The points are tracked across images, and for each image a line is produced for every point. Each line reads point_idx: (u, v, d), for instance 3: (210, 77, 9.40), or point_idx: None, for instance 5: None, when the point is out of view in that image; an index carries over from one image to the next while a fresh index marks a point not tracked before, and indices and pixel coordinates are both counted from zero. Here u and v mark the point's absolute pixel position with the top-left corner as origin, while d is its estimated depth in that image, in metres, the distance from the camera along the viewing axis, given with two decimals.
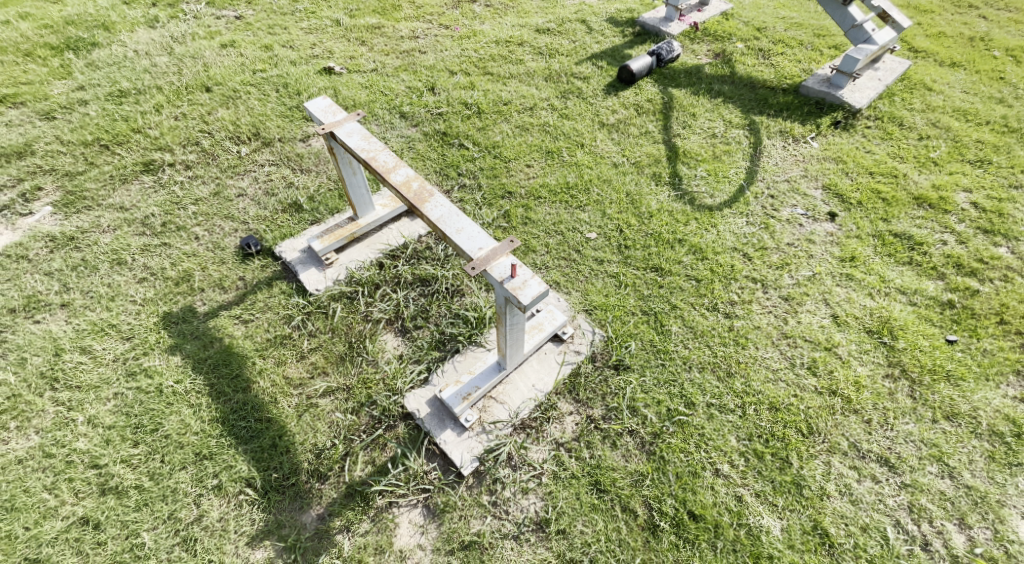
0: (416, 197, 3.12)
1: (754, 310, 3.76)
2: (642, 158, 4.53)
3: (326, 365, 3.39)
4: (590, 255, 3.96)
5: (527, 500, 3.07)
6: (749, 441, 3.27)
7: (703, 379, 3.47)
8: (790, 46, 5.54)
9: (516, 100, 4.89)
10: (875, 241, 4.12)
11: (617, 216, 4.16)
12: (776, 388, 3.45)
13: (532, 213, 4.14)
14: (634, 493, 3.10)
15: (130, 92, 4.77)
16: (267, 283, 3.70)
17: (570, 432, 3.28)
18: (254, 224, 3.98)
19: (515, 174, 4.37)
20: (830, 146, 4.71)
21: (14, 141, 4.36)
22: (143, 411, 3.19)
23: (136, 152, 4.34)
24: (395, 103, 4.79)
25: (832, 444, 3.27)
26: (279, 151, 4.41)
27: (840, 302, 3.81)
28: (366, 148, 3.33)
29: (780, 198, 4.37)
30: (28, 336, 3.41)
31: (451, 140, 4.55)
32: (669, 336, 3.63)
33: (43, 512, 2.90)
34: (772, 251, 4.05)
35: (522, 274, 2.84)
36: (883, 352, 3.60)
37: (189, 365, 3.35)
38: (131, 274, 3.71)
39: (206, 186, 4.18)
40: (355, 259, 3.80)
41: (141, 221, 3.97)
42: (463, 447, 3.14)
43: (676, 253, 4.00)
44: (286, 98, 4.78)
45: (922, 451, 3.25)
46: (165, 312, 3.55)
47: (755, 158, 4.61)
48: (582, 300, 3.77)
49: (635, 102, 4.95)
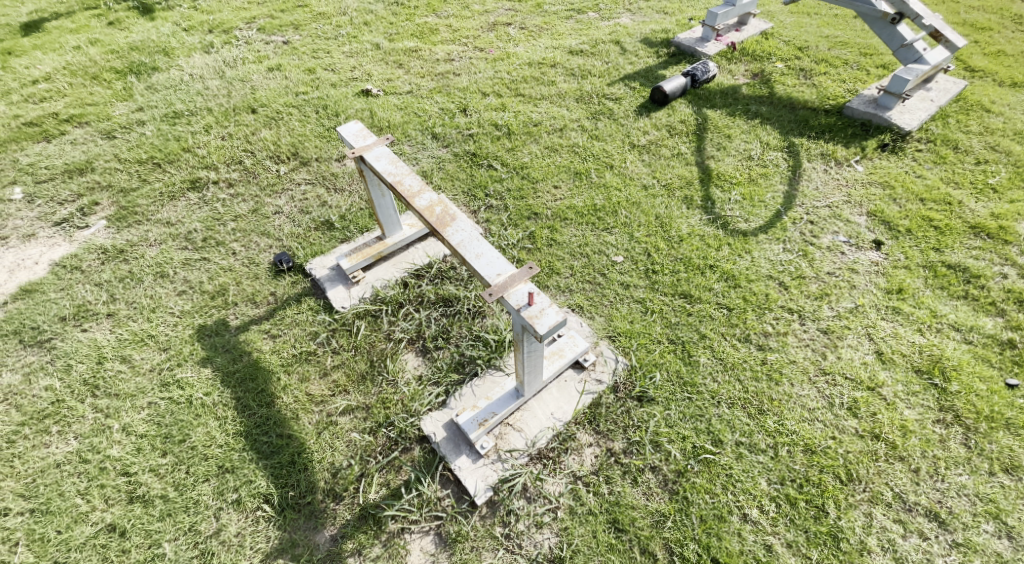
0: (438, 221, 3.17)
1: (789, 343, 3.64)
2: (673, 180, 4.44)
3: (347, 383, 3.45)
4: (616, 279, 3.91)
5: (541, 535, 3.04)
6: (780, 485, 3.18)
7: (732, 415, 3.38)
8: (835, 65, 5.35)
9: (547, 121, 4.89)
10: (926, 273, 3.91)
11: (646, 240, 4.09)
12: (811, 429, 3.33)
13: (557, 234, 4.11)
14: (654, 534, 3.04)
15: (183, 113, 5.03)
16: (296, 300, 3.80)
17: (588, 465, 3.25)
18: (287, 241, 4.10)
19: (542, 196, 4.35)
20: (877, 170, 4.51)
21: (77, 159, 4.66)
22: (173, 422, 3.32)
23: (184, 170, 4.56)
24: (428, 124, 4.87)
25: (874, 494, 3.14)
26: (315, 171, 4.55)
27: (885, 337, 3.65)
28: (393, 172, 3.41)
29: (821, 224, 4.21)
30: (75, 344, 3.61)
31: (480, 160, 4.59)
32: (697, 367, 3.56)
33: (75, 516, 3.04)
34: (810, 281, 3.91)
35: (539, 302, 2.85)
36: (934, 394, 3.43)
37: (218, 378, 3.47)
38: (173, 287, 3.89)
39: (246, 203, 4.35)
40: (381, 277, 3.87)
41: (184, 236, 4.15)
42: (477, 475, 3.14)
43: (706, 279, 3.91)
44: (324, 119, 4.93)
45: (977, 507, 3.09)
46: (199, 325, 3.69)
47: (794, 183, 4.46)
48: (606, 326, 3.72)
49: (668, 123, 4.87)
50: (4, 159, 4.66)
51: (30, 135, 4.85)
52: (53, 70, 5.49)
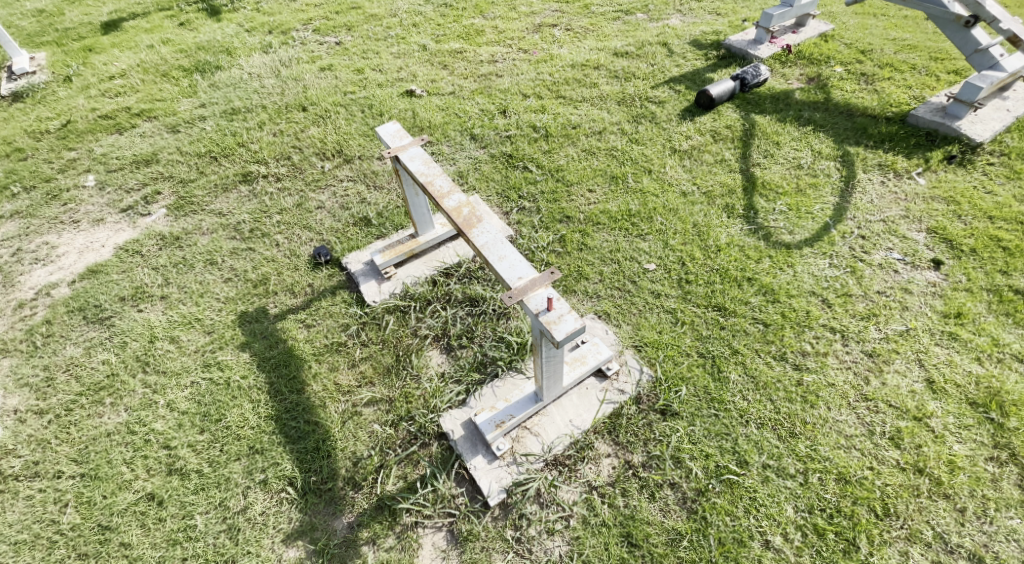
0: (465, 222, 3.20)
1: (828, 364, 3.53)
2: (715, 188, 4.31)
3: (373, 376, 3.55)
4: (647, 287, 3.83)
5: (552, 542, 3.04)
6: (808, 513, 3.09)
7: (760, 436, 3.30)
8: (900, 70, 5.04)
9: (586, 124, 4.85)
10: (990, 297, 3.71)
11: (680, 248, 3.99)
12: (847, 457, 3.23)
13: (589, 239, 4.07)
14: (668, 552, 2.99)
15: (240, 110, 5.29)
16: (331, 292, 3.94)
17: (605, 476, 3.22)
18: (327, 235, 4.25)
19: (576, 199, 4.32)
20: (941, 183, 4.23)
21: (145, 150, 4.98)
22: (211, 401, 3.51)
23: (238, 164, 4.80)
24: (468, 125, 4.93)
25: (912, 531, 3.02)
26: (357, 168, 4.69)
27: (938, 365, 3.50)
28: (425, 172, 3.47)
29: (874, 239, 4.01)
30: (131, 323, 3.87)
31: (516, 162, 4.60)
32: (726, 384, 3.47)
33: (120, 483, 3.26)
34: (857, 299, 3.76)
35: (558, 308, 2.83)
36: (989, 430, 3.29)
37: (255, 363, 3.64)
38: (220, 273, 4.10)
39: (291, 197, 4.53)
40: (412, 274, 3.95)
41: (234, 226, 4.38)
42: (491, 475, 3.17)
43: (743, 292, 3.79)
44: (368, 118, 5.08)
45: None
46: (241, 311, 3.88)
47: (847, 194, 4.23)
48: (632, 335, 3.65)
49: (713, 128, 4.72)
50: (81, 149, 5.04)
51: (105, 127, 5.23)
52: (129, 67, 5.89)
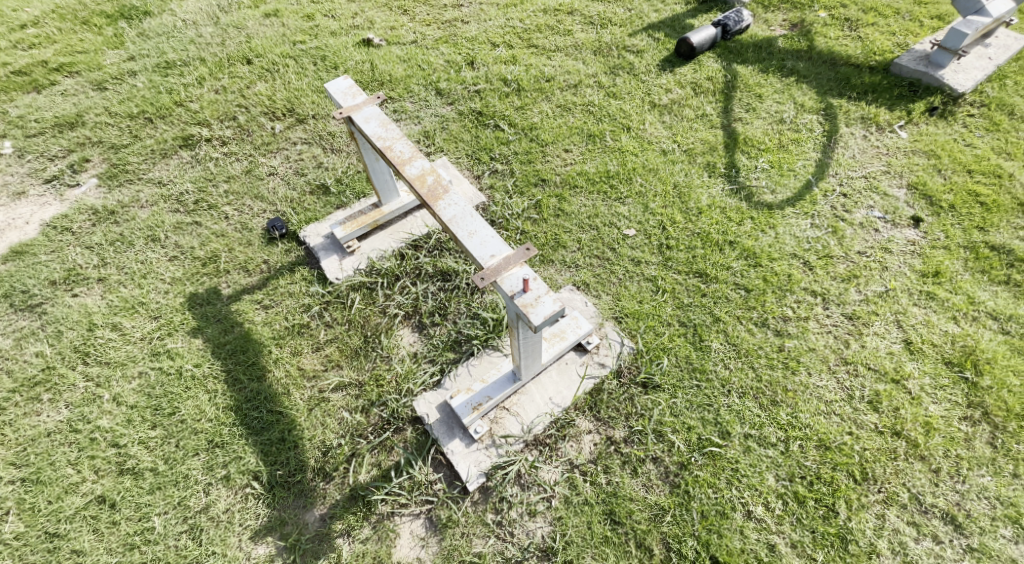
0: (430, 193, 2.93)
1: (810, 329, 3.46)
2: (696, 145, 4.11)
3: (340, 358, 3.33)
4: (627, 255, 3.66)
5: (534, 523, 2.93)
6: (789, 481, 3.05)
7: (742, 405, 3.23)
8: (883, 15, 4.84)
9: (560, 76, 4.54)
10: (966, 255, 3.68)
11: (661, 211, 3.81)
12: (828, 422, 3.19)
13: (566, 204, 3.85)
14: (651, 528, 2.92)
15: (176, 63, 4.77)
16: (290, 269, 3.65)
17: (586, 453, 3.11)
18: (282, 205, 3.92)
19: (551, 160, 4.07)
20: (922, 137, 4.13)
21: (68, 111, 4.47)
22: (163, 393, 3.24)
23: (177, 126, 4.36)
24: (432, 78, 4.56)
25: (889, 495, 3.01)
26: (312, 129, 4.32)
27: (916, 325, 3.47)
28: (383, 136, 3.16)
29: (855, 197, 3.90)
30: (66, 309, 3.52)
31: (486, 120, 4.29)
32: (708, 353, 3.37)
33: (66, 487, 3.01)
34: (838, 261, 3.68)
35: (535, 289, 2.63)
36: (963, 389, 3.27)
37: (209, 350, 3.37)
38: (164, 251, 3.75)
39: (239, 163, 4.15)
40: (378, 247, 3.69)
41: (176, 197, 3.99)
42: (470, 460, 3.02)
43: (724, 257, 3.66)
44: (322, 72, 4.65)
45: (996, 511, 2.95)
46: (190, 293, 3.57)
47: (829, 150, 4.09)
48: (612, 306, 3.50)
49: (693, 80, 4.48)
50: None
51: (20, 84, 4.65)
52: (42, 13, 5.23)
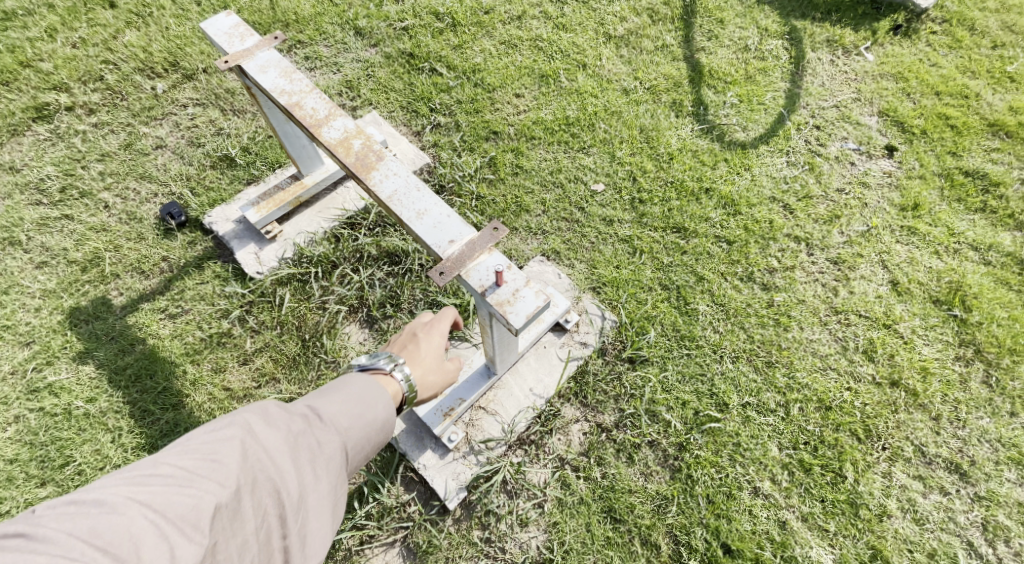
0: (359, 162, 2.34)
1: (796, 280, 3.20)
2: (659, 80, 3.67)
3: (275, 370, 2.76)
4: (598, 214, 3.27)
5: (527, 534, 2.58)
6: (793, 449, 2.83)
7: (736, 371, 2.96)
8: None
9: (500, 7, 3.93)
10: (942, 183, 3.49)
11: (630, 160, 3.41)
12: (825, 380, 2.99)
13: (523, 159, 3.38)
14: (656, 522, 2.63)
15: (14, 11, 3.78)
16: (197, 265, 3.00)
17: (576, 446, 2.78)
18: (177, 186, 3.20)
19: (502, 107, 3.55)
20: (889, 58, 3.86)
21: None
22: (50, 440, 2.59)
23: (26, 94, 3.47)
24: (348, 15, 3.84)
25: (893, 451, 2.85)
26: (204, 87, 3.54)
27: (900, 264, 3.27)
28: (287, 91, 2.51)
29: (828, 129, 3.62)
30: None
31: (420, 64, 3.68)
32: (695, 318, 3.06)
33: None
34: (818, 201, 3.41)
35: (510, 282, 2.16)
36: (953, 328, 3.12)
37: (105, 378, 2.72)
38: (28, 257, 2.99)
39: (115, 136, 3.36)
40: (304, 230, 3.09)
41: (35, 186, 3.18)
42: (446, 473, 2.62)
43: (702, 207, 3.31)
44: (210, 14, 3.82)
45: (999, 453, 2.84)
46: (71, 308, 2.87)
47: (798, 78, 3.76)
48: (588, 275, 3.13)
49: (649, 5, 3.98)
50: None
51: None
52: None
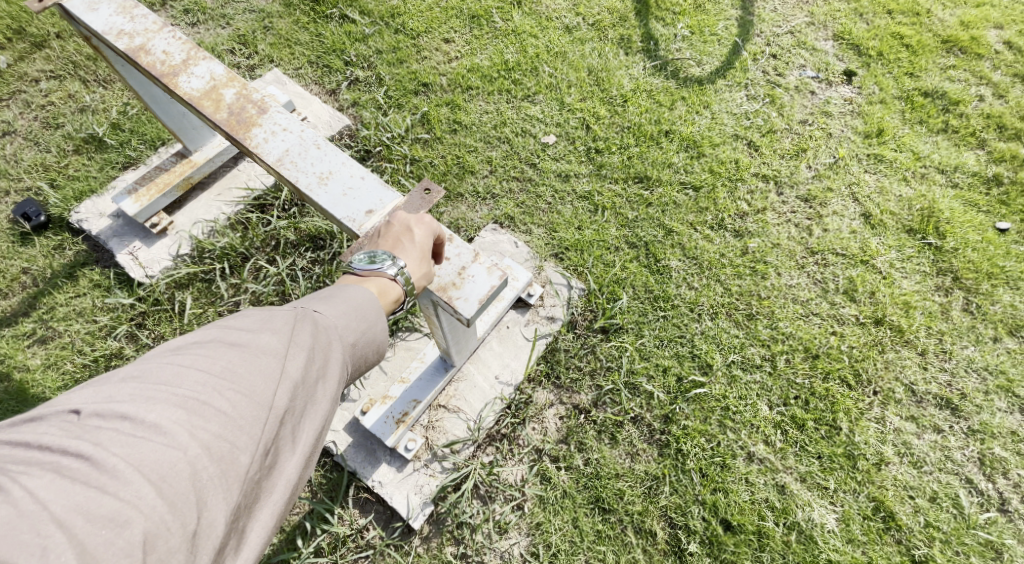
0: (227, 114, 1.89)
1: (769, 222, 2.94)
2: (603, 16, 3.36)
3: None
4: (551, 169, 2.93)
5: (508, 541, 2.28)
6: (784, 406, 2.57)
7: (717, 329, 2.69)
8: None
9: None
10: (903, 106, 3.27)
11: (580, 106, 3.07)
12: (809, 327, 2.73)
13: (462, 113, 3.01)
14: (648, 507, 2.36)
15: None
16: (67, 275, 2.53)
17: (554, 435, 2.47)
18: (30, 181, 2.71)
19: (430, 56, 3.16)
20: None
21: None
22: None
23: None
24: None
25: (884, 395, 2.61)
26: (71, 60, 3.02)
27: (871, 196, 3.04)
28: (126, 31, 2.03)
29: (785, 57, 3.37)
30: None
31: (327, 10, 3.26)
32: (668, 275, 2.77)
33: None
34: (782, 135, 3.16)
35: (455, 260, 1.80)
36: (929, 257, 2.90)
37: None
38: None
39: None
40: (201, 219, 2.65)
41: None
42: (406, 488, 2.29)
43: (663, 152, 3.01)
44: None
45: (987, 383, 2.63)
46: None
47: (748, 6, 3.52)
48: (549, 240, 2.80)
49: None
50: None
51: None
52: None
